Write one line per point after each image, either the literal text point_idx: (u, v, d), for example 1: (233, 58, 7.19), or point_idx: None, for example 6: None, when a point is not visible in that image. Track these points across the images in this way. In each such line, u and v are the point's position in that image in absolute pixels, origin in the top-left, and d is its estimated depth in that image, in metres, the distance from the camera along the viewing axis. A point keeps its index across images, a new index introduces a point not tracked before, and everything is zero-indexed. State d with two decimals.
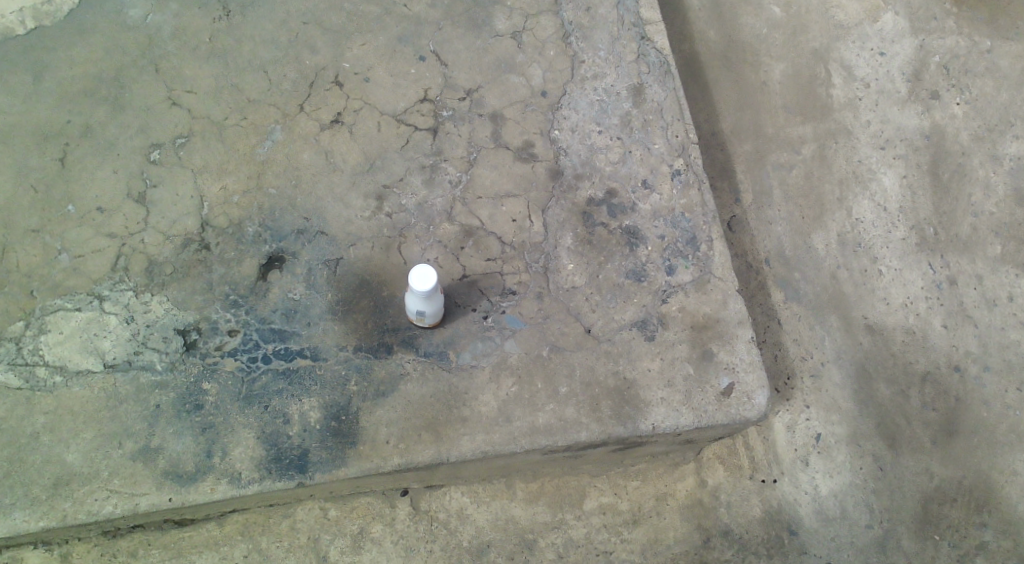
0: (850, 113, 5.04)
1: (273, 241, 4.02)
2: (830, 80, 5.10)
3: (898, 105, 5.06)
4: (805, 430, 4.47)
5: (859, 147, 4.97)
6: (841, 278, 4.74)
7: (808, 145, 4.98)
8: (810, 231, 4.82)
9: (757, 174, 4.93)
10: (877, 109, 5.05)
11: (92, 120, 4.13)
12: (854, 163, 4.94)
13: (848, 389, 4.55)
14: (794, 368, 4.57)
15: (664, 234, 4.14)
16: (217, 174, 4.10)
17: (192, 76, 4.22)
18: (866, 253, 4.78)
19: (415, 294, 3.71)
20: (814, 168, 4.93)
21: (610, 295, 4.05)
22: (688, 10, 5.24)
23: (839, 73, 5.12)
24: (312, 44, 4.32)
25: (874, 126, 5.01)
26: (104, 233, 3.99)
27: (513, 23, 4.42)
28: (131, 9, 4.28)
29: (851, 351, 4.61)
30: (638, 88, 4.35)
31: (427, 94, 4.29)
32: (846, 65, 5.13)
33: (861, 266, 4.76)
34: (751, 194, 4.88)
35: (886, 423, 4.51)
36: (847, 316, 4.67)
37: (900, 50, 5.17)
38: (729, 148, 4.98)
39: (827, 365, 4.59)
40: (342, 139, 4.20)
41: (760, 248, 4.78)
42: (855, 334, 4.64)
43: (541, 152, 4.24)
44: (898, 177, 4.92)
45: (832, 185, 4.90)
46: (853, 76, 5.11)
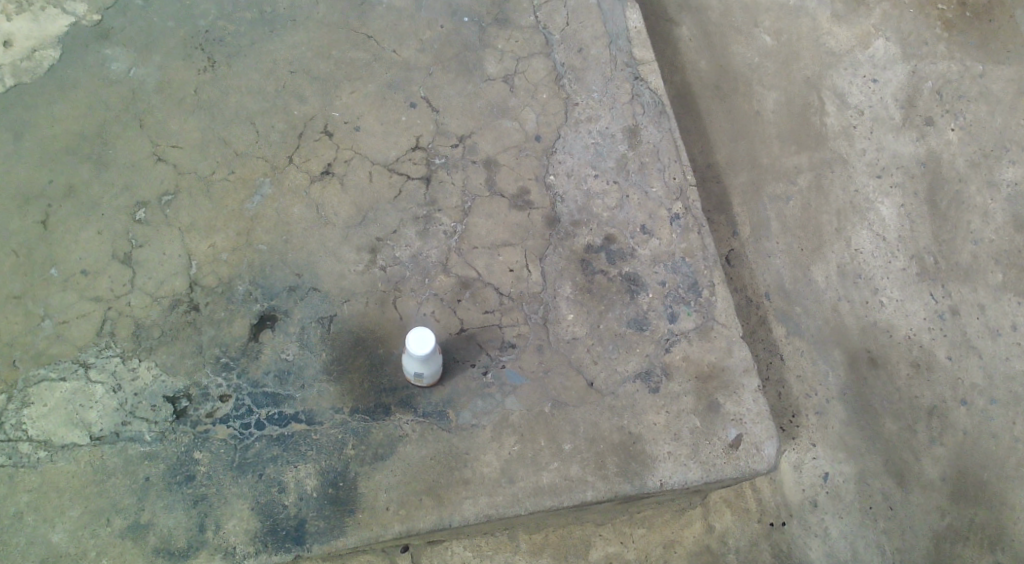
0: (845, 142, 4.98)
1: (264, 299, 3.90)
2: (824, 109, 5.04)
3: (892, 132, 5.00)
4: (813, 469, 4.40)
5: (855, 176, 4.91)
6: (842, 311, 4.68)
7: (804, 175, 4.91)
8: (809, 263, 4.75)
9: (755, 207, 4.86)
10: (871, 137, 4.98)
11: (75, 179, 3.99)
12: (851, 193, 4.88)
13: (853, 428, 4.48)
14: (799, 407, 4.51)
15: (665, 280, 4.06)
16: (205, 231, 3.98)
17: (177, 130, 4.11)
18: (867, 284, 4.72)
19: (411, 358, 3.61)
20: (811, 198, 4.87)
21: (611, 345, 3.95)
22: (678, 41, 5.16)
23: (833, 101, 5.06)
24: (299, 92, 4.21)
25: (869, 155, 4.95)
26: (89, 297, 3.83)
27: (504, 66, 4.33)
28: (114, 62, 4.16)
29: (855, 387, 4.54)
30: (633, 130, 4.28)
31: (418, 142, 4.19)
32: (839, 93, 5.07)
33: (862, 298, 4.70)
34: (749, 227, 4.82)
35: (894, 460, 4.43)
36: (850, 350, 4.61)
37: (893, 76, 5.11)
38: (725, 181, 4.91)
39: (832, 401, 4.52)
40: (333, 191, 4.09)
41: (760, 282, 4.72)
42: (859, 369, 4.58)
43: (537, 199, 4.15)
44: (896, 206, 4.86)
45: (830, 214, 4.84)
46: (847, 104, 5.05)
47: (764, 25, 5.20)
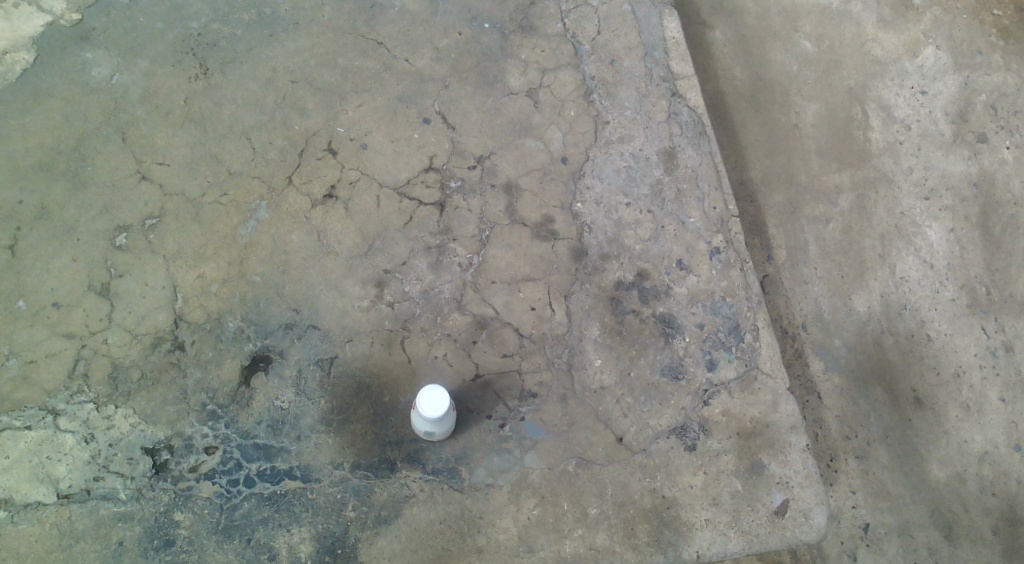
0: (890, 159, 4.52)
1: (258, 338, 3.52)
2: (868, 123, 4.57)
3: (942, 149, 4.54)
4: (852, 519, 4.05)
5: (901, 198, 4.47)
6: (885, 344, 4.28)
7: (845, 196, 4.47)
8: (850, 291, 4.34)
9: (791, 228, 4.44)
10: (919, 155, 4.53)
11: (48, 199, 3.58)
12: (896, 215, 4.44)
13: (900, 477, 4.13)
14: (837, 449, 4.15)
15: (703, 323, 3.65)
16: (192, 260, 3.57)
17: (164, 145, 3.68)
18: (913, 315, 4.31)
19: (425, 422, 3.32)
20: (853, 222, 4.44)
21: (643, 396, 3.55)
22: (712, 46, 4.70)
23: (878, 114, 4.58)
24: (300, 105, 3.78)
25: (916, 173, 4.50)
26: (61, 333, 3.46)
27: (529, 79, 3.90)
28: (95, 67, 3.73)
29: (899, 430, 4.18)
30: (670, 152, 3.85)
31: (432, 162, 3.76)
32: (884, 105, 4.60)
33: (908, 331, 4.29)
34: (785, 251, 4.41)
35: (941, 511, 4.09)
36: (893, 388, 4.23)
37: (943, 89, 4.63)
38: (761, 201, 4.48)
39: (874, 444, 4.16)
40: (337, 216, 3.67)
41: (797, 312, 4.32)
42: (904, 410, 4.21)
43: (562, 229, 3.73)
44: (945, 231, 4.43)
45: (872, 238, 4.41)
46: (892, 118, 4.58)
47: (805, 30, 4.71)
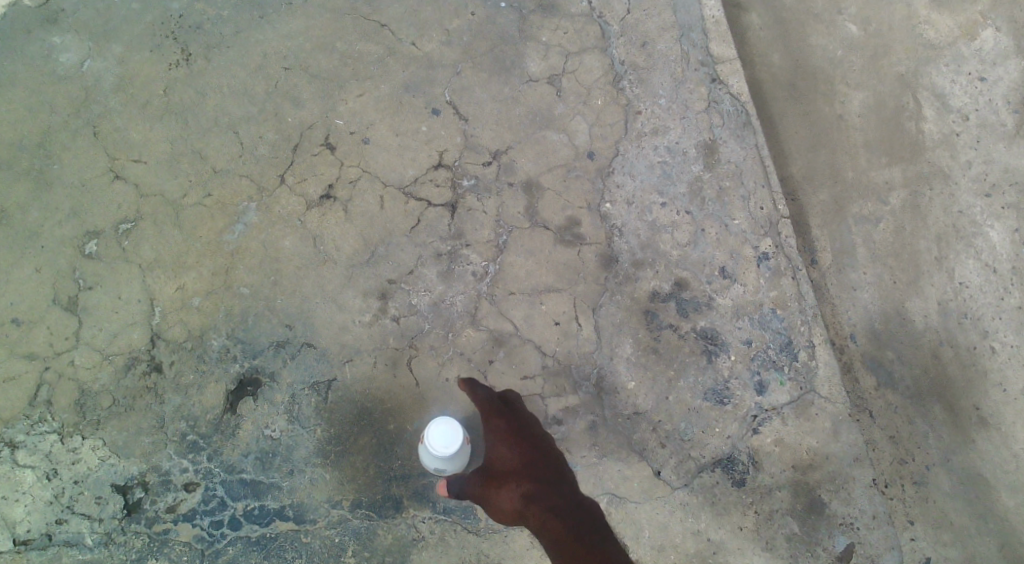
0: (945, 153, 3.96)
1: (245, 358, 3.12)
2: (921, 113, 4.00)
3: (1004, 142, 3.96)
4: (913, 552, 3.54)
5: (958, 196, 3.92)
6: (944, 357, 3.78)
7: (896, 193, 3.94)
8: (904, 299, 3.84)
9: (836, 231, 3.93)
10: (978, 148, 3.96)
11: (9, 201, 3.17)
12: (953, 215, 3.90)
13: (962, 505, 3.64)
14: (892, 474, 3.66)
15: (750, 339, 3.29)
16: (171, 270, 3.16)
17: (141, 140, 3.25)
18: (975, 325, 3.80)
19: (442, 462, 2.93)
20: (905, 222, 3.91)
21: (684, 424, 3.22)
22: (746, 31, 4.13)
23: (932, 102, 4.01)
24: (293, 94, 3.32)
25: (975, 168, 3.94)
26: (20, 354, 3.08)
27: (549, 65, 3.43)
28: (64, 53, 3.28)
29: (961, 453, 3.69)
30: (710, 146, 3.40)
31: (442, 158, 3.32)
32: (939, 93, 4.01)
33: (969, 342, 3.78)
34: (830, 254, 3.90)
35: (1010, 543, 3.61)
36: (954, 406, 3.74)
37: (1004, 74, 4.02)
38: (803, 200, 3.97)
39: (934, 469, 3.67)
40: (335, 220, 3.24)
41: (844, 322, 3.84)
42: (966, 430, 3.72)
43: (588, 233, 3.31)
44: (1009, 231, 3.88)
45: (928, 238, 3.88)
46: (948, 107, 4.00)
47: (848, 11, 4.11)
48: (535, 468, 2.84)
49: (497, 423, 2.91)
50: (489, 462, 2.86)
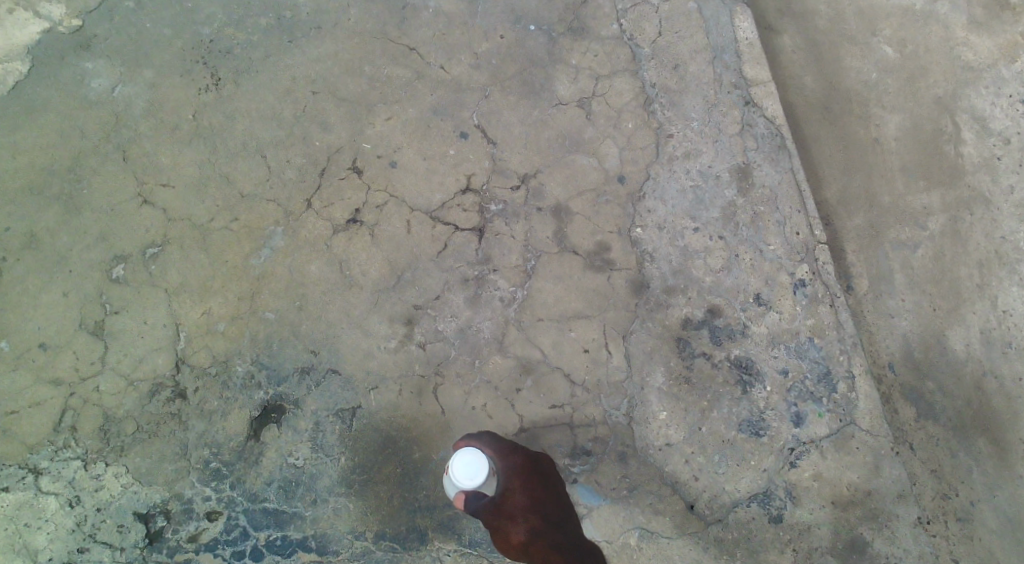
0: (986, 177, 3.84)
1: (270, 385, 3.08)
2: (960, 137, 3.88)
3: None
4: None
5: (1001, 221, 3.80)
6: (988, 389, 3.68)
7: (935, 219, 3.82)
8: (944, 327, 3.73)
9: (872, 257, 3.82)
10: (1021, 172, 3.83)
11: (38, 226, 3.13)
12: (996, 240, 3.79)
13: (1011, 543, 3.57)
14: (936, 510, 3.57)
15: (787, 369, 3.21)
16: (197, 295, 3.12)
17: (168, 164, 3.20)
18: (1020, 355, 3.69)
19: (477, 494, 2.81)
20: (944, 247, 3.80)
21: (718, 457, 3.16)
22: (778, 53, 3.99)
23: (971, 126, 3.88)
24: (321, 118, 3.28)
25: (1019, 192, 3.82)
26: (46, 380, 3.05)
27: (579, 88, 3.37)
28: (96, 79, 3.22)
29: (1007, 489, 3.60)
30: (744, 170, 3.32)
31: (470, 182, 3.27)
32: (978, 116, 3.89)
33: (1014, 373, 3.68)
34: (867, 280, 3.79)
35: None
36: (999, 440, 3.64)
37: None
38: (836, 224, 3.86)
39: (978, 505, 3.60)
40: (362, 245, 3.20)
41: (882, 350, 3.75)
42: (1012, 464, 3.62)
43: (619, 258, 3.25)
44: None
45: (969, 266, 3.78)
46: (988, 131, 3.88)
47: (883, 34, 3.97)
48: (547, 504, 2.79)
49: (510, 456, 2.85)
50: (502, 495, 2.77)
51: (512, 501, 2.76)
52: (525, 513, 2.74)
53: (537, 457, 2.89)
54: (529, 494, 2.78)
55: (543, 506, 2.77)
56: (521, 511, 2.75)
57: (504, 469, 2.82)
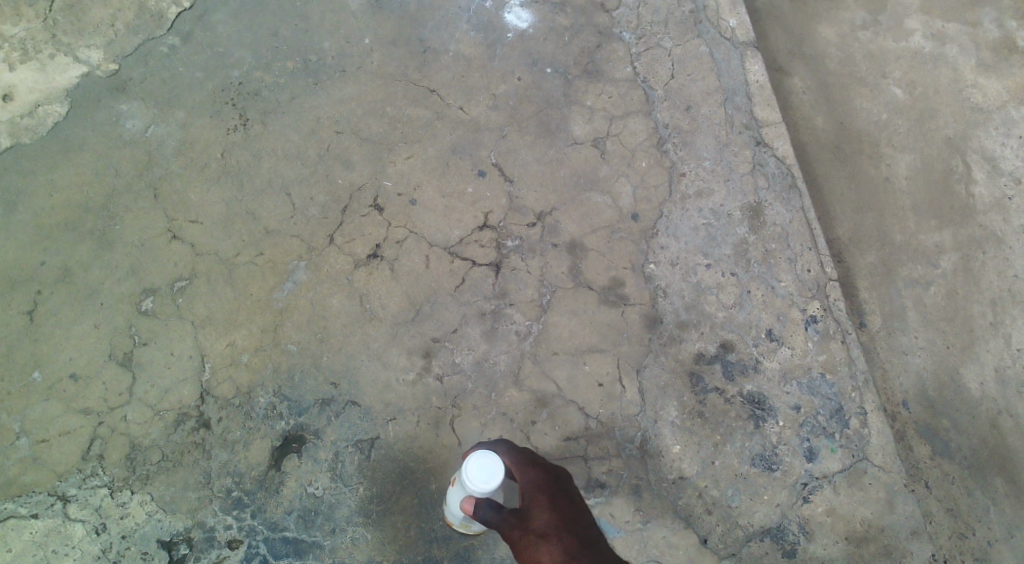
0: (999, 216, 3.96)
1: (291, 416, 3.16)
2: (971, 176, 4.02)
3: None
4: None
5: (1014, 260, 3.91)
6: (1004, 429, 3.73)
7: (948, 257, 3.92)
8: (959, 366, 3.79)
9: (885, 294, 3.89)
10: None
11: (72, 260, 3.23)
12: (1009, 279, 3.88)
13: None
14: (953, 551, 3.56)
15: (799, 404, 3.26)
16: (222, 327, 3.21)
17: (198, 201, 3.32)
18: None
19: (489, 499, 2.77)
20: (958, 285, 3.88)
21: (731, 490, 3.19)
22: (790, 93, 4.14)
23: (982, 166, 4.03)
24: (344, 156, 3.39)
25: None
26: (76, 409, 3.12)
27: (594, 128, 3.47)
28: (130, 119, 3.35)
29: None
30: (755, 208, 3.41)
31: (487, 219, 3.36)
32: (989, 156, 4.04)
33: None
34: (880, 317, 3.86)
35: None
36: (1017, 481, 3.67)
37: None
38: (849, 262, 3.93)
39: (996, 546, 3.58)
40: (382, 279, 3.29)
41: (896, 387, 3.79)
42: None
43: (633, 293, 3.32)
44: None
45: (983, 304, 3.85)
46: (999, 171, 4.02)
47: (894, 75, 4.15)
48: (575, 525, 2.71)
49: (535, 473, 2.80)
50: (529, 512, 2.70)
51: (536, 518, 2.69)
52: (550, 531, 2.66)
53: (561, 477, 2.83)
54: (556, 514, 2.71)
55: (571, 528, 2.69)
56: (547, 529, 2.67)
57: (528, 487, 2.76)
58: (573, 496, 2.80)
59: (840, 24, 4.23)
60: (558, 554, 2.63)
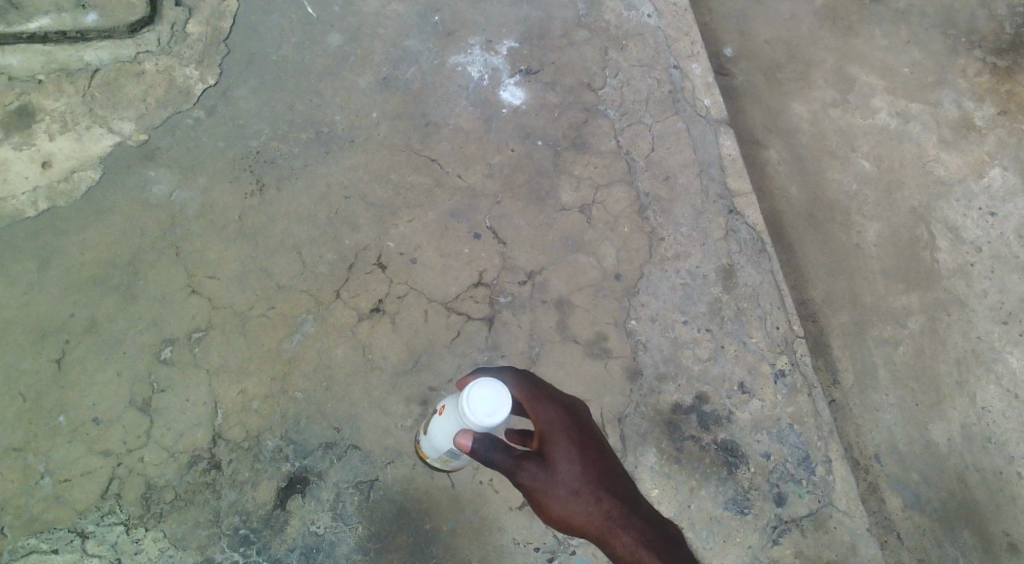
0: (961, 281, 4.26)
1: (296, 458, 3.39)
2: (935, 244, 4.32)
3: (1017, 273, 4.28)
4: None
5: (976, 322, 4.20)
6: (970, 482, 3.97)
7: (914, 318, 4.20)
8: (927, 421, 4.05)
9: (857, 351, 4.14)
10: (992, 278, 4.27)
11: (98, 312, 3.49)
12: (972, 340, 4.17)
13: None
14: None
15: (769, 452, 3.51)
16: (235, 375, 3.47)
17: (216, 259, 3.59)
18: (999, 450, 4.01)
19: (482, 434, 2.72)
20: (924, 345, 4.15)
21: (706, 532, 3.41)
22: (766, 164, 4.45)
23: (945, 235, 4.34)
24: (351, 219, 3.68)
25: (991, 296, 4.24)
26: (97, 451, 3.36)
27: (581, 195, 3.78)
28: (156, 184, 3.65)
29: None
30: (728, 270, 3.71)
31: (482, 277, 3.64)
32: (951, 226, 4.35)
33: (995, 468, 3.99)
34: (852, 374, 4.11)
35: None
36: (984, 531, 3.90)
37: (1013, 210, 4.39)
38: (823, 321, 4.19)
39: None
40: (384, 331, 3.55)
41: (868, 441, 4.02)
42: (995, 552, 3.88)
43: (616, 347, 3.58)
44: None
45: (948, 364, 4.12)
46: (961, 239, 4.33)
47: (862, 150, 4.48)
48: (594, 469, 2.75)
49: (551, 412, 2.80)
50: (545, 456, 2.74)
51: (555, 463, 2.73)
52: (577, 487, 2.71)
53: (574, 412, 2.84)
54: (580, 465, 2.74)
55: (598, 480, 2.74)
56: (567, 476, 2.72)
57: (543, 427, 2.78)
58: (593, 438, 2.82)
59: (811, 101, 4.57)
60: (585, 510, 2.70)
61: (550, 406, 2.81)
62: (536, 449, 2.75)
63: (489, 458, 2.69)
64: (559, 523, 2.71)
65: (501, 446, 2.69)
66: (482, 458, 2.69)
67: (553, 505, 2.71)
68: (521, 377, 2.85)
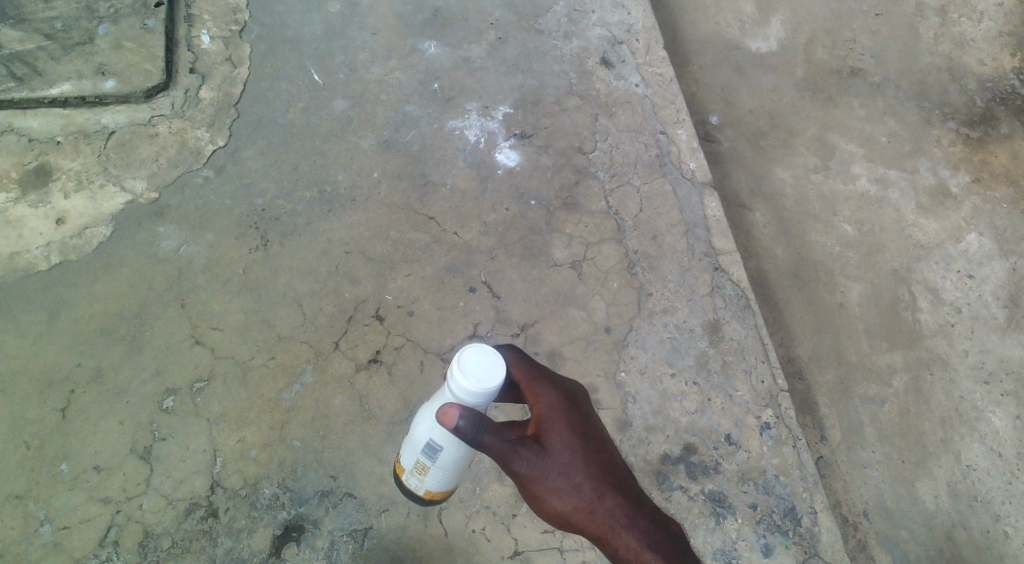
0: (943, 341, 4.38)
1: (292, 506, 3.46)
2: (916, 304, 4.45)
3: (997, 333, 4.40)
4: None
5: (958, 381, 4.30)
6: (958, 539, 4.03)
7: (898, 376, 4.31)
8: (912, 479, 4.13)
9: (843, 408, 4.24)
10: (973, 338, 4.39)
11: (103, 362, 3.59)
12: (955, 399, 4.27)
13: None
14: None
15: (756, 502, 3.58)
16: (235, 423, 3.55)
17: (219, 311, 3.70)
18: (985, 508, 4.08)
19: (467, 406, 2.73)
20: (908, 403, 4.26)
21: None
22: (752, 226, 4.61)
23: (925, 296, 4.48)
24: (351, 273, 3.81)
25: (972, 356, 4.35)
26: (97, 498, 3.41)
27: (572, 252, 3.92)
28: (164, 240, 3.78)
29: None
30: (715, 325, 3.82)
31: (476, 329, 3.75)
32: (931, 288, 4.49)
33: (982, 526, 4.05)
34: (839, 431, 4.19)
35: None
36: None
37: (991, 273, 4.53)
38: (810, 379, 4.29)
39: None
40: (380, 381, 3.65)
41: (856, 497, 4.08)
42: None
43: (605, 399, 3.68)
44: (1008, 417, 4.24)
45: (932, 422, 4.22)
46: (941, 300, 4.47)
47: (843, 214, 4.64)
48: (590, 459, 2.78)
49: (548, 399, 2.83)
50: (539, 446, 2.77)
51: (548, 454, 2.76)
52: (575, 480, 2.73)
53: (571, 399, 2.86)
54: (578, 458, 2.77)
55: (598, 475, 2.76)
56: (562, 468, 2.75)
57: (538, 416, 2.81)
58: (593, 430, 2.84)
59: (795, 167, 4.75)
60: (583, 506, 2.72)
61: (547, 393, 2.84)
62: (533, 439, 2.78)
63: (480, 440, 2.71)
64: (558, 518, 2.74)
65: (490, 428, 2.72)
66: (469, 436, 2.71)
67: (550, 498, 2.74)
68: (522, 361, 2.88)
